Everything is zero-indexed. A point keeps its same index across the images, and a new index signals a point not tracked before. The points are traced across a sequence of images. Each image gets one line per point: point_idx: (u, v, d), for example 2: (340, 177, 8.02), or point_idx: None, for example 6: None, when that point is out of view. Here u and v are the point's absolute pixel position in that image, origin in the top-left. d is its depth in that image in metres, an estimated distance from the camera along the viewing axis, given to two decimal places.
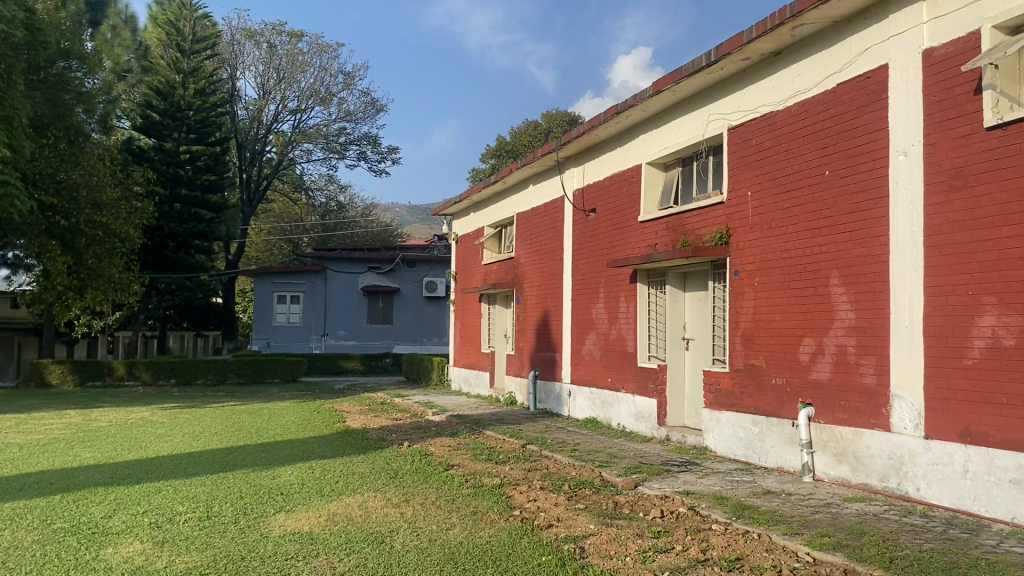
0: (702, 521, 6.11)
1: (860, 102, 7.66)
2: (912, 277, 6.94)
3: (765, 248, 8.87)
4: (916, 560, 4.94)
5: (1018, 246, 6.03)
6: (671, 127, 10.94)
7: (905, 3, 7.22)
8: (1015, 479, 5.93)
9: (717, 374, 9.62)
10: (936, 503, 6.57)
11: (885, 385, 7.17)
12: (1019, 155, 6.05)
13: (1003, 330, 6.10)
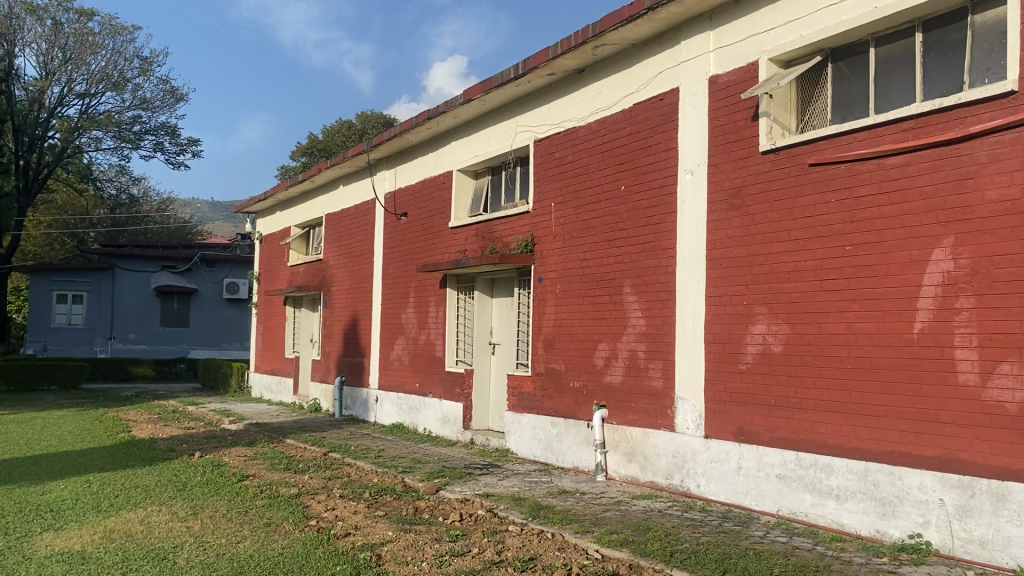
0: (499, 523, 6.23)
1: (653, 122, 8.13)
2: (695, 288, 7.43)
3: (566, 257, 9.20)
4: (694, 553, 5.29)
5: (786, 261, 6.61)
6: (481, 135, 11.11)
7: (695, 32, 7.74)
8: (781, 474, 6.49)
9: (519, 378, 9.85)
10: (714, 498, 7.07)
11: (671, 388, 7.62)
12: (788, 178, 6.65)
13: (772, 337, 6.67)
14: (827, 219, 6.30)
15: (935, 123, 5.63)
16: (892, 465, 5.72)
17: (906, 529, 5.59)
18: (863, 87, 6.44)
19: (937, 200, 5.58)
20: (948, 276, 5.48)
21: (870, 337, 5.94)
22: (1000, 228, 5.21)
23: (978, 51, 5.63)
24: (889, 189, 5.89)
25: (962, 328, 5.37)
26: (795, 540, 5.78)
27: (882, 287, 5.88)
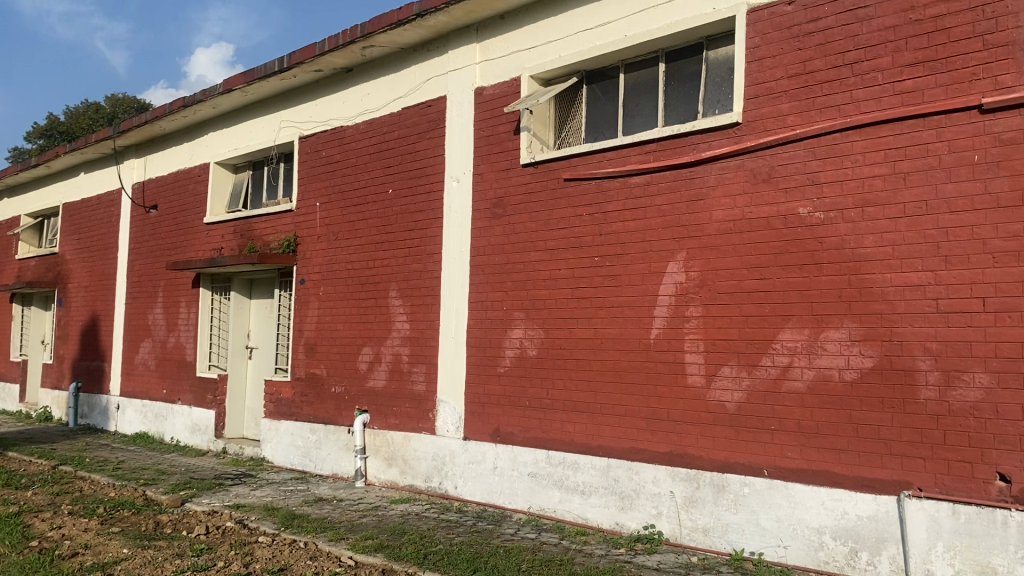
0: (248, 534, 5.97)
1: (420, 128, 8.19)
2: (457, 293, 7.57)
3: (330, 259, 9.03)
4: (447, 554, 5.38)
5: (541, 269, 6.92)
6: (242, 128, 10.63)
7: (462, 42, 7.90)
8: (532, 472, 6.77)
9: (277, 384, 9.50)
10: (470, 498, 7.24)
11: (432, 392, 7.71)
12: (545, 190, 6.96)
13: (529, 342, 6.95)
14: (579, 231, 6.67)
15: (674, 147, 6.15)
16: (630, 461, 6.15)
17: (641, 521, 6.04)
18: (614, 109, 6.91)
19: (673, 218, 6.08)
20: (681, 287, 5.99)
21: (614, 342, 6.36)
22: (724, 245, 5.78)
23: (710, 85, 6.24)
24: (633, 206, 6.34)
25: (691, 334, 5.90)
26: (543, 536, 6.06)
27: (625, 296, 6.32)
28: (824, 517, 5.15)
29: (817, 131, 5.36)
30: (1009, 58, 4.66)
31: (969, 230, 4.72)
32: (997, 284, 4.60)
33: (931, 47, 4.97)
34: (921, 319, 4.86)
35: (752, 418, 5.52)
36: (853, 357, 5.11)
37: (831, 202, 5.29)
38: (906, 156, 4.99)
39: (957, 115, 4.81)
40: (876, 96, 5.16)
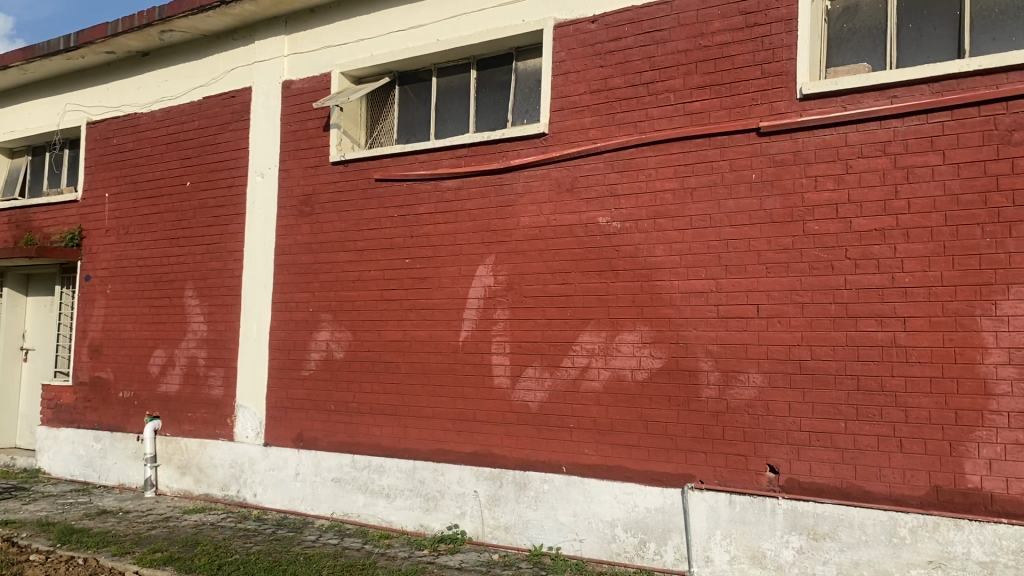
0: (17, 553, 5.47)
1: (223, 119, 7.84)
2: (260, 293, 7.31)
3: (120, 254, 8.44)
4: (242, 564, 5.18)
5: (349, 270, 6.82)
6: (21, 109, 9.72)
7: (269, 34, 7.64)
8: (336, 477, 6.65)
9: (56, 389, 8.75)
10: (270, 506, 7.00)
11: (230, 396, 7.39)
12: (355, 190, 6.88)
13: (335, 344, 6.83)
14: (389, 232, 6.64)
15: (484, 153, 6.27)
16: (435, 462, 6.20)
17: (445, 521, 6.10)
18: (426, 113, 6.95)
19: (482, 222, 6.19)
20: (488, 290, 6.11)
21: (422, 344, 6.38)
22: (529, 250, 5.96)
23: (519, 95, 6.42)
24: (443, 209, 6.40)
25: (497, 337, 6.03)
26: (346, 541, 5.98)
27: (433, 299, 6.36)
28: (616, 510, 5.43)
29: (616, 144, 5.65)
30: (783, 87, 5.12)
31: (746, 242, 5.14)
32: (769, 292, 5.04)
33: (717, 73, 5.36)
34: (705, 323, 5.24)
35: (553, 417, 5.72)
36: (645, 359, 5.42)
37: (628, 212, 5.59)
38: (694, 172, 5.36)
39: (738, 136, 5.23)
40: (669, 115, 5.50)
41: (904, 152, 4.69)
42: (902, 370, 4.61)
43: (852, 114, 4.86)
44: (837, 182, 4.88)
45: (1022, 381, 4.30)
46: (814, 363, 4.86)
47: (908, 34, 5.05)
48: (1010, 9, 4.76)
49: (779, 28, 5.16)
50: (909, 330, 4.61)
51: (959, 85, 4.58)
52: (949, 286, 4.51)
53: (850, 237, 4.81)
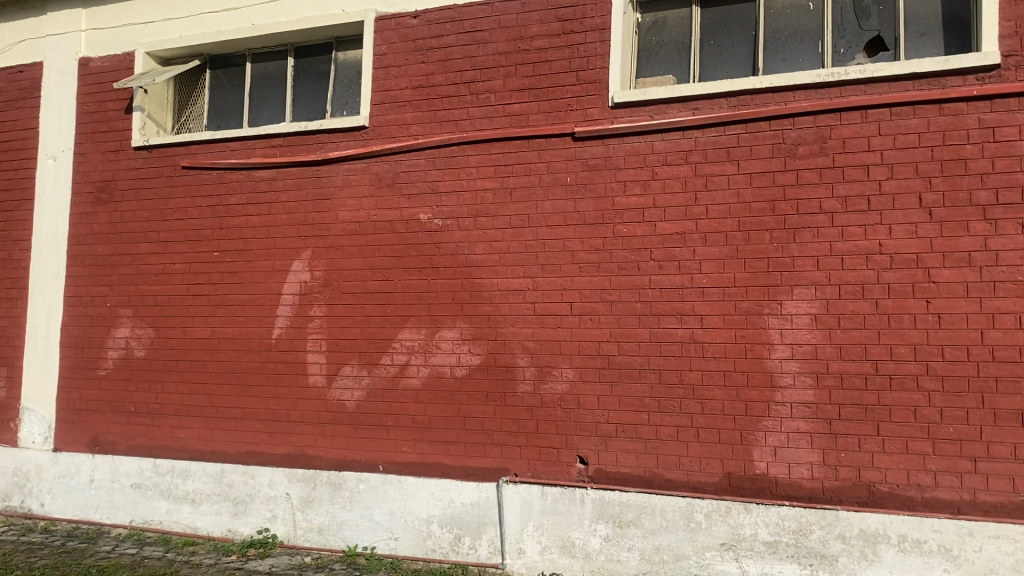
0: None
1: (9, 95, 7.15)
2: (50, 286, 6.74)
3: None
4: None
5: (152, 263, 6.42)
6: None
7: (62, 5, 7.04)
8: (136, 483, 6.25)
9: None
10: (59, 516, 6.45)
11: (14, 398, 6.76)
12: (160, 178, 6.49)
13: (136, 341, 6.41)
14: (198, 223, 6.31)
15: (302, 144, 6.09)
16: (245, 464, 5.96)
17: (254, 525, 5.87)
18: (240, 100, 6.67)
19: (298, 216, 6.02)
20: (304, 286, 5.94)
21: (232, 341, 6.10)
22: (347, 246, 5.85)
23: (339, 86, 6.31)
24: (257, 201, 6.15)
25: (313, 334, 5.88)
26: (145, 550, 5.63)
27: (245, 294, 6.10)
28: (432, 507, 5.44)
29: (436, 142, 5.65)
30: (597, 94, 5.32)
31: (561, 242, 5.30)
32: (581, 290, 5.22)
33: (535, 76, 5.48)
34: (521, 320, 5.35)
35: (370, 415, 5.66)
36: (463, 355, 5.47)
37: (448, 210, 5.61)
38: (513, 172, 5.46)
39: (554, 139, 5.38)
40: (489, 115, 5.57)
41: (704, 161, 5.00)
42: (700, 364, 4.91)
43: (659, 123, 5.12)
44: (644, 187, 5.13)
45: (803, 374, 4.69)
46: (621, 359, 5.08)
47: (710, 50, 5.38)
48: (797, 32, 5.18)
49: (593, 36, 5.35)
50: (706, 328, 4.91)
51: (753, 101, 4.94)
52: (742, 287, 4.85)
53: (655, 240, 5.07)
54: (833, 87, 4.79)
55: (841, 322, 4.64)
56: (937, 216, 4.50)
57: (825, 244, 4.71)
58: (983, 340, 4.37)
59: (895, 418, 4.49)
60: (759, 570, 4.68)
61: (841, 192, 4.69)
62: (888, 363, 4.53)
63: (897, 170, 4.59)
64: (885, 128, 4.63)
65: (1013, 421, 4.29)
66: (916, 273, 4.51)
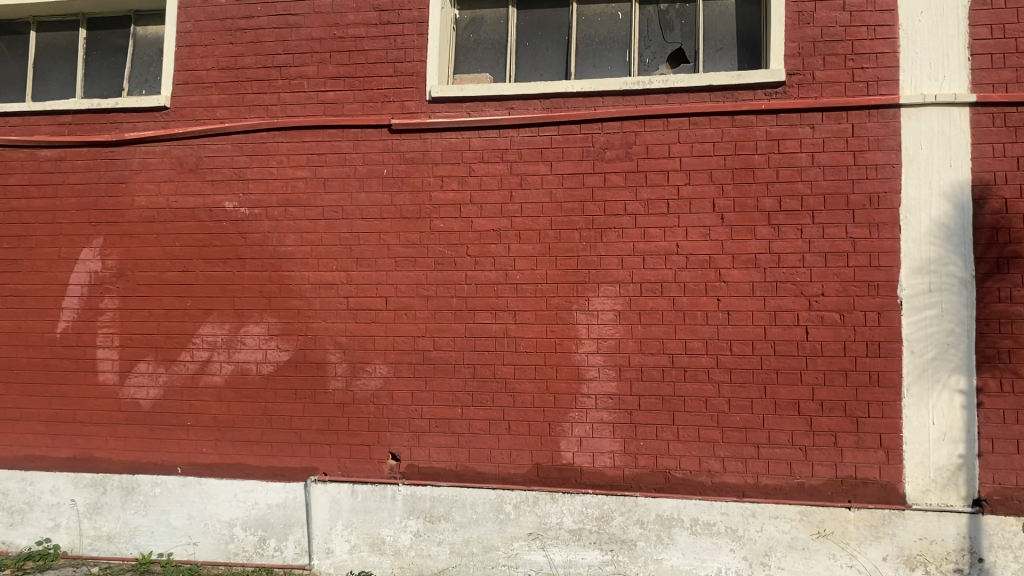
0: None
1: None
2: None
3: None
4: None
5: None
6: None
7: None
8: None
9: None
10: None
11: None
12: None
13: None
14: None
15: (94, 123, 5.65)
16: (23, 470, 5.47)
17: (33, 536, 5.39)
18: (22, 72, 6.08)
19: (88, 200, 5.57)
20: (94, 276, 5.51)
21: (9, 336, 5.57)
22: (144, 234, 5.48)
23: (137, 63, 5.90)
24: (40, 182, 5.64)
25: (104, 328, 5.47)
26: None
27: (26, 284, 5.58)
28: (234, 509, 5.22)
29: (244, 127, 5.41)
30: (413, 87, 5.28)
31: (375, 235, 5.22)
32: (396, 285, 5.17)
33: (351, 65, 5.37)
34: (333, 315, 5.22)
35: (167, 415, 5.34)
36: (270, 351, 5.27)
37: (256, 198, 5.38)
38: (326, 162, 5.32)
39: (370, 130, 5.29)
40: (302, 102, 5.39)
41: (518, 160, 5.09)
42: (511, 359, 4.99)
43: (474, 120, 5.16)
44: (461, 183, 5.15)
45: (607, 367, 4.88)
46: (436, 354, 5.08)
47: (525, 52, 5.49)
48: (606, 40, 5.39)
49: (411, 29, 5.32)
50: (518, 322, 5.01)
51: (564, 104, 5.09)
52: (552, 283, 4.98)
53: (471, 236, 5.11)
54: (638, 94, 5.01)
55: (642, 318, 4.87)
56: (729, 220, 4.82)
57: (629, 243, 4.92)
58: (767, 335, 4.72)
59: (690, 408, 4.77)
60: (564, 558, 4.83)
61: (644, 195, 4.92)
62: (684, 357, 4.80)
63: (694, 176, 4.88)
64: (684, 136, 4.91)
65: (790, 410, 4.67)
66: (709, 273, 4.81)
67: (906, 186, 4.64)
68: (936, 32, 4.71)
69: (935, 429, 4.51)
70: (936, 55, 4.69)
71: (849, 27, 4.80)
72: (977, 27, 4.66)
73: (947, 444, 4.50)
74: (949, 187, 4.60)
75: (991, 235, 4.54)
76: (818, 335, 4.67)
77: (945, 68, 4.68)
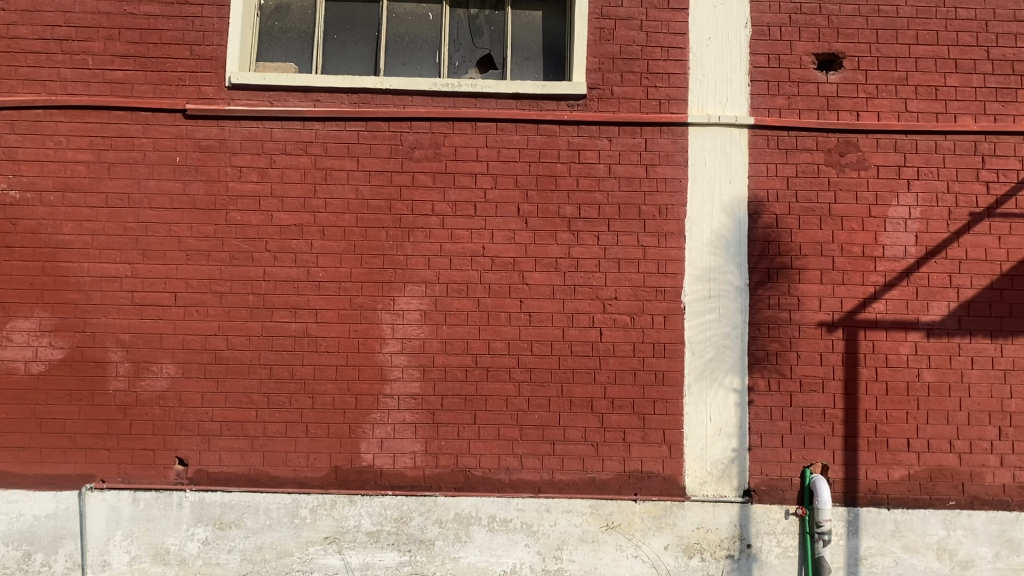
0: None
1: None
2: None
3: None
4: None
5: None
6: None
7: None
8: None
9: None
10: None
11: None
12: None
13: None
14: None
15: None
16: None
17: None
18: None
19: None
20: None
21: None
22: None
23: None
24: None
25: None
26: None
27: None
28: None
29: (17, 103, 4.93)
30: (212, 72, 5.03)
31: (166, 227, 4.92)
32: (187, 280, 4.89)
33: (142, 44, 5.02)
34: (115, 311, 4.86)
35: None
36: (42, 349, 4.83)
37: (29, 181, 4.92)
38: (112, 146, 4.95)
39: (162, 114, 4.98)
40: (85, 79, 4.98)
41: (323, 154, 4.97)
42: (311, 359, 4.86)
43: (278, 110, 4.98)
44: (261, 175, 4.96)
45: (410, 367, 4.87)
46: (229, 353, 4.85)
47: (332, 45, 5.36)
48: (416, 39, 5.38)
49: (211, 11, 5.06)
50: (320, 322, 4.89)
51: (372, 101, 5.02)
52: (356, 282, 4.91)
53: (271, 230, 4.93)
54: (447, 97, 5.04)
55: (446, 318, 4.90)
56: (532, 225, 4.95)
57: (436, 244, 4.93)
58: (564, 336, 4.90)
59: (490, 407, 4.85)
60: (361, 560, 4.77)
61: (451, 197, 4.96)
62: (486, 357, 4.88)
63: (500, 180, 4.97)
64: (491, 141, 5.00)
65: (585, 408, 4.86)
66: (512, 275, 4.92)
67: (692, 200, 4.97)
68: (722, 57, 5.07)
69: (712, 425, 4.86)
70: (721, 79, 5.05)
71: (645, 47, 5.07)
72: (757, 56, 5.07)
73: (722, 439, 4.85)
74: (729, 202, 4.98)
75: (763, 247, 4.95)
76: (611, 337, 4.90)
77: (729, 91, 5.04)
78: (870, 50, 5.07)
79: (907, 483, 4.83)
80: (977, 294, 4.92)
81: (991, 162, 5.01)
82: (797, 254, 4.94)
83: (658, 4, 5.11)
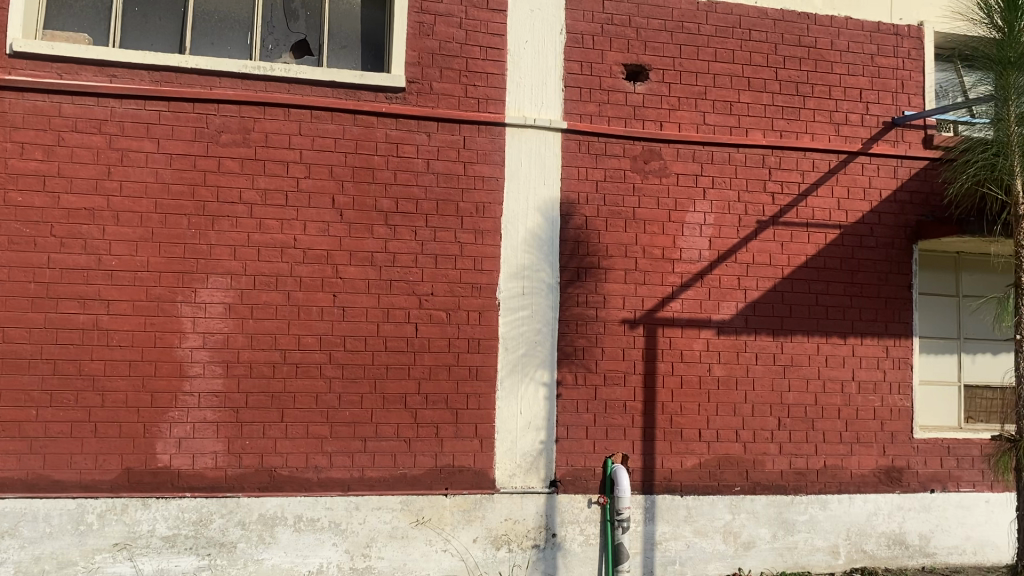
0: None
1: None
2: None
3: None
4: None
5: None
6: None
7: None
8: None
9: None
10: None
11: None
12: None
13: None
14: None
15: None
16: None
17: None
18: None
19: None
20: None
21: None
22: None
23: None
24: None
25: None
26: None
27: None
28: None
29: None
30: None
31: None
32: None
33: None
34: None
35: None
36: None
37: None
38: None
39: None
40: None
41: (119, 134, 4.64)
42: (101, 354, 4.52)
43: (68, 84, 4.59)
44: (47, 153, 4.55)
45: (212, 363, 4.64)
46: (5, 347, 4.43)
47: (133, 17, 5.01)
48: (226, 18, 5.12)
49: None
50: (111, 314, 4.55)
51: (176, 80, 4.74)
52: (154, 272, 4.61)
53: (57, 214, 4.54)
54: (258, 81, 4.84)
55: (253, 312, 4.70)
56: (346, 217, 4.85)
57: (242, 234, 4.73)
58: (378, 331, 4.84)
59: (299, 404, 4.72)
60: (154, 567, 4.50)
61: (261, 185, 4.77)
62: (295, 353, 4.73)
63: (314, 170, 4.84)
64: (305, 129, 4.85)
65: (398, 404, 4.83)
66: (326, 269, 4.80)
67: (507, 199, 5.06)
68: (537, 61, 5.19)
69: (522, 418, 4.97)
70: (537, 83, 5.17)
71: (464, 45, 5.11)
72: (571, 62, 5.23)
73: (530, 432, 4.98)
74: (542, 202, 5.11)
75: (573, 247, 5.12)
76: (425, 332, 4.90)
77: (543, 94, 5.18)
78: (673, 64, 5.36)
79: (698, 471, 5.16)
80: (763, 296, 5.34)
81: (777, 174, 5.45)
82: (604, 254, 5.15)
83: (478, 3, 5.16)
